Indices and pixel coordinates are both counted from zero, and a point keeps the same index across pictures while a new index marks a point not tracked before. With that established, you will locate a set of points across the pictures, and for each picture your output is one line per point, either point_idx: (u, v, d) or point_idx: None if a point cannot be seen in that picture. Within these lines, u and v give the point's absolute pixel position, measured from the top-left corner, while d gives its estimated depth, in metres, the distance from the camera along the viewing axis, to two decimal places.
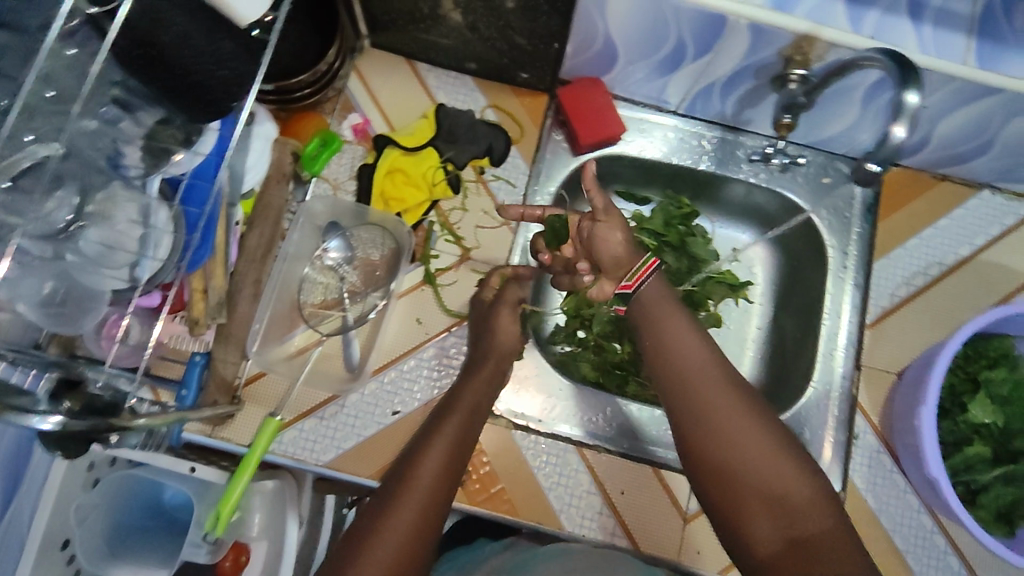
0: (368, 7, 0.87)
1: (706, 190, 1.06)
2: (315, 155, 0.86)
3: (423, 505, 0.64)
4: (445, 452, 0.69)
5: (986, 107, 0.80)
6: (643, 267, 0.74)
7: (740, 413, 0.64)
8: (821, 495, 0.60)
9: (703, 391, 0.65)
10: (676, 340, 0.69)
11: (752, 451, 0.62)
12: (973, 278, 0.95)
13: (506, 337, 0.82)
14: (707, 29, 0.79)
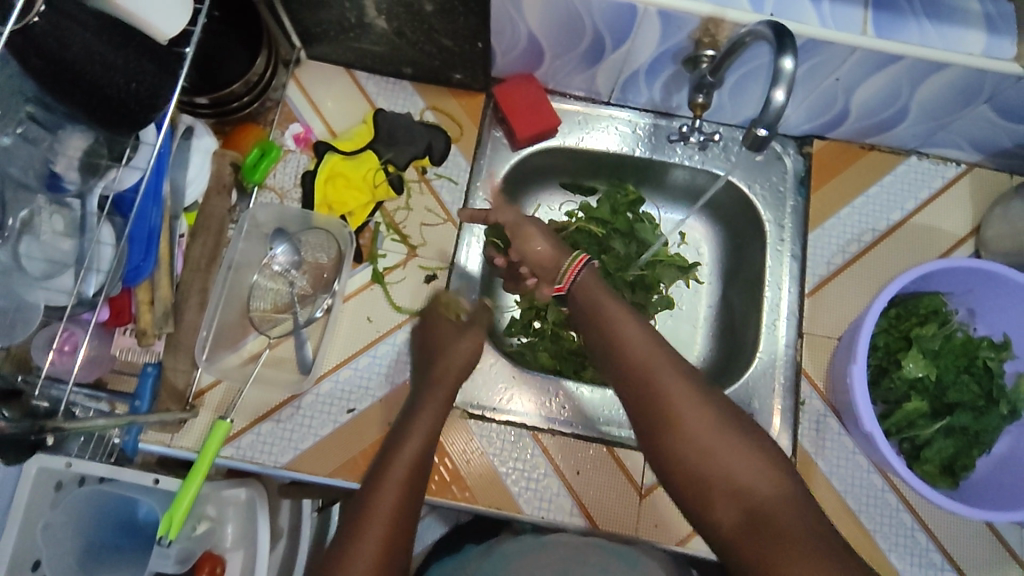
0: (299, 20, 0.90)
1: (648, 176, 1.09)
2: (255, 163, 0.90)
3: (396, 506, 0.67)
4: (416, 451, 0.73)
5: (894, 74, 0.84)
6: (573, 263, 0.84)
7: (688, 393, 0.70)
8: (767, 461, 0.66)
9: (657, 375, 0.72)
10: (624, 331, 0.76)
11: (702, 426, 0.68)
12: (906, 240, 0.99)
13: (457, 355, 0.84)
14: (620, 19, 0.82)
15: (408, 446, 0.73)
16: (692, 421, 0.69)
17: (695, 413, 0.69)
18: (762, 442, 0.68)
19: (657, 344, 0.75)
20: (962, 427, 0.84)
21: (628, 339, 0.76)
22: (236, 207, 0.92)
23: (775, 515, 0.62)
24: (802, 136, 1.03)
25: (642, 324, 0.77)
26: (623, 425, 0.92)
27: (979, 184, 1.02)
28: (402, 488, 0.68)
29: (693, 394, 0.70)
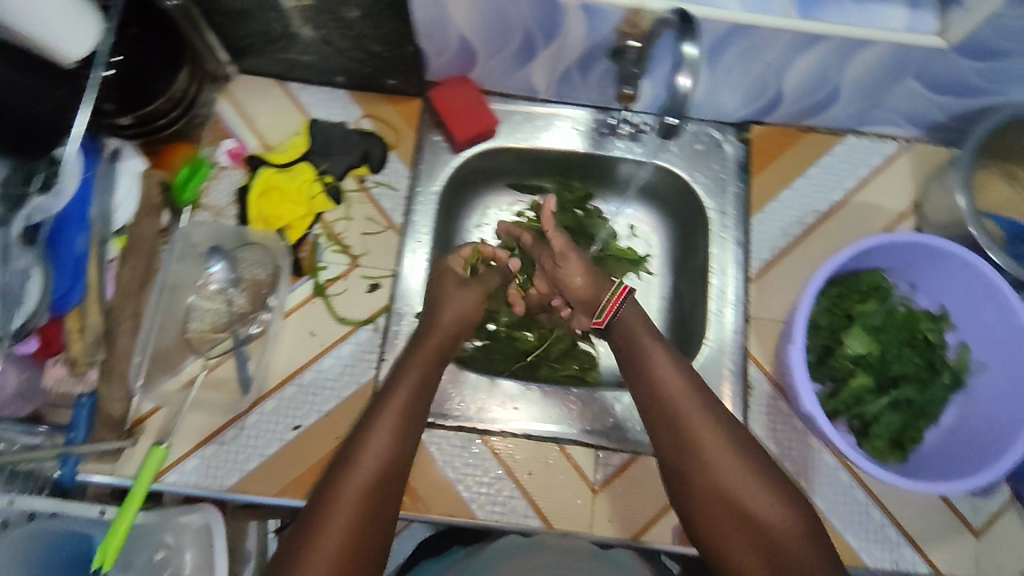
0: (223, 33, 0.88)
1: (595, 172, 1.09)
2: (185, 182, 0.91)
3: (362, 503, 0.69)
4: (388, 439, 0.73)
5: (822, 54, 0.83)
6: (613, 296, 0.86)
7: (712, 430, 0.75)
8: (790, 516, 0.71)
9: (685, 410, 0.76)
10: (656, 366, 0.79)
11: (724, 465, 0.73)
12: (848, 219, 0.99)
13: (448, 312, 0.86)
14: (545, 14, 0.81)
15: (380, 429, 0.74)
16: (715, 458, 0.73)
17: (721, 451, 0.73)
18: (787, 495, 0.72)
19: (687, 377, 0.78)
20: (907, 402, 0.85)
21: (658, 370, 0.79)
22: (169, 228, 0.91)
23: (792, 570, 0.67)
24: (740, 122, 1.03)
25: (674, 358, 0.80)
26: (575, 420, 0.92)
27: (922, 158, 1.01)
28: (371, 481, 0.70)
29: (720, 432, 0.75)
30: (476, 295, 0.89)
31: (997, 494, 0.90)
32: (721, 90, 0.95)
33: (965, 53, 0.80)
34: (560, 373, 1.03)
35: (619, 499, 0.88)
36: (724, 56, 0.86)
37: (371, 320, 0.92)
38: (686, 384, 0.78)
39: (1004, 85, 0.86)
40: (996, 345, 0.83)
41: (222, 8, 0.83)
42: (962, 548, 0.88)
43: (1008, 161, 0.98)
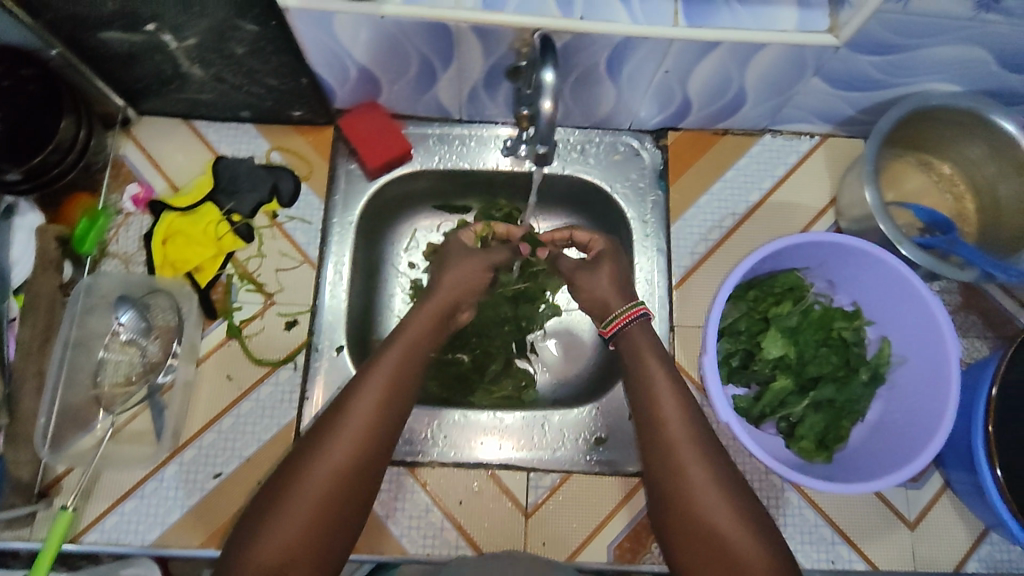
0: (113, 79, 0.87)
1: (519, 187, 1.05)
2: (83, 233, 0.88)
3: (338, 476, 0.70)
4: (373, 410, 0.74)
5: (720, 60, 0.82)
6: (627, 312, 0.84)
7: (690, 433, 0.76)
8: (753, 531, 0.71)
9: (667, 411, 0.78)
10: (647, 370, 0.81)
11: (696, 469, 0.74)
12: (766, 220, 0.99)
13: (454, 278, 0.88)
14: (436, 39, 0.79)
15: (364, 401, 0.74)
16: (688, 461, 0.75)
17: (694, 456, 0.75)
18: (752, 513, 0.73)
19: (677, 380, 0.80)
20: (828, 401, 0.85)
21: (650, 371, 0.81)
22: (72, 281, 0.89)
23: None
24: (656, 129, 1.02)
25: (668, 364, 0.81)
26: (503, 444, 0.91)
27: (837, 153, 1.01)
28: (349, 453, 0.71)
29: (696, 437, 0.76)
30: (477, 263, 0.89)
31: (929, 484, 0.90)
32: (629, 100, 0.94)
33: (862, 49, 0.79)
34: (493, 397, 1.00)
35: (552, 522, 0.87)
36: (623, 69, 0.85)
37: (289, 359, 0.90)
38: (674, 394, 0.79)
39: (909, 77, 0.86)
40: (912, 338, 0.84)
41: (106, 54, 0.82)
42: (898, 542, 0.88)
43: (920, 151, 0.98)
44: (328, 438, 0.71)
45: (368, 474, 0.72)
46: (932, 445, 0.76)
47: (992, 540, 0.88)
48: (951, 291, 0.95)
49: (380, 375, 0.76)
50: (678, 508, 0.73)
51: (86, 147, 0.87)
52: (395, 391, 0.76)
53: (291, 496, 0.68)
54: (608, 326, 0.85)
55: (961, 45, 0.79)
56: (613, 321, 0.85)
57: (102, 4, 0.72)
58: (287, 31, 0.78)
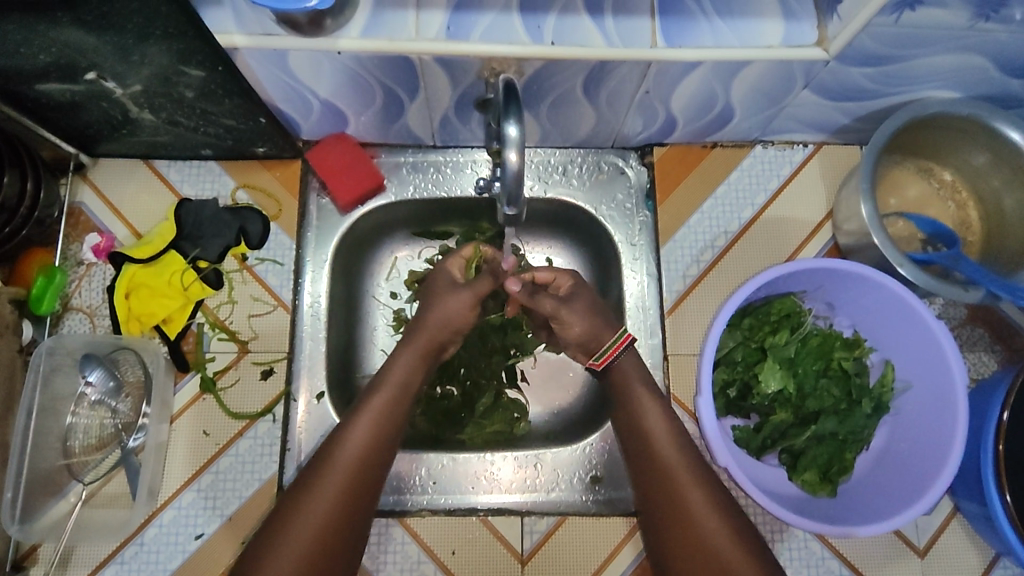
0: (61, 128, 0.82)
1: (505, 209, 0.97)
2: (40, 294, 0.84)
3: (332, 519, 0.66)
4: (363, 447, 0.71)
5: (702, 79, 0.77)
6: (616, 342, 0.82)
7: (687, 467, 0.73)
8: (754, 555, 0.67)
9: (660, 446, 0.75)
10: (638, 402, 0.78)
11: (699, 504, 0.70)
12: (760, 237, 0.95)
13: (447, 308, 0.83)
14: (399, 72, 0.74)
15: (356, 437, 0.71)
16: (690, 496, 0.71)
17: (694, 491, 0.71)
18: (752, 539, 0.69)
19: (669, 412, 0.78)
20: (830, 432, 0.81)
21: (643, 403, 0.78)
22: (33, 341, 0.86)
23: None
24: (641, 145, 0.97)
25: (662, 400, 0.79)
26: (495, 487, 0.88)
27: (832, 162, 0.97)
28: (342, 493, 0.68)
29: (694, 472, 0.73)
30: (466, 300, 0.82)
31: (938, 509, 0.86)
32: (609, 120, 0.89)
33: (853, 62, 0.74)
34: (487, 431, 0.91)
35: (549, 567, 0.85)
36: (601, 91, 0.80)
37: (267, 411, 0.86)
38: (669, 430, 0.76)
39: (906, 85, 0.80)
40: (916, 363, 0.81)
41: (50, 103, 0.77)
42: (909, 572, 0.85)
43: (920, 157, 0.93)
44: (320, 478, 0.68)
45: (360, 514, 0.69)
46: (940, 481, 0.74)
47: (1005, 564, 0.85)
48: (956, 305, 0.91)
49: (371, 410, 0.74)
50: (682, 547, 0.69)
51: (37, 200, 0.84)
52: (387, 424, 0.73)
53: (285, 540, 0.64)
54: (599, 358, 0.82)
55: (958, 53, 0.74)
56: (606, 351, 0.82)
57: (36, 57, 0.69)
58: (238, 73, 0.73)
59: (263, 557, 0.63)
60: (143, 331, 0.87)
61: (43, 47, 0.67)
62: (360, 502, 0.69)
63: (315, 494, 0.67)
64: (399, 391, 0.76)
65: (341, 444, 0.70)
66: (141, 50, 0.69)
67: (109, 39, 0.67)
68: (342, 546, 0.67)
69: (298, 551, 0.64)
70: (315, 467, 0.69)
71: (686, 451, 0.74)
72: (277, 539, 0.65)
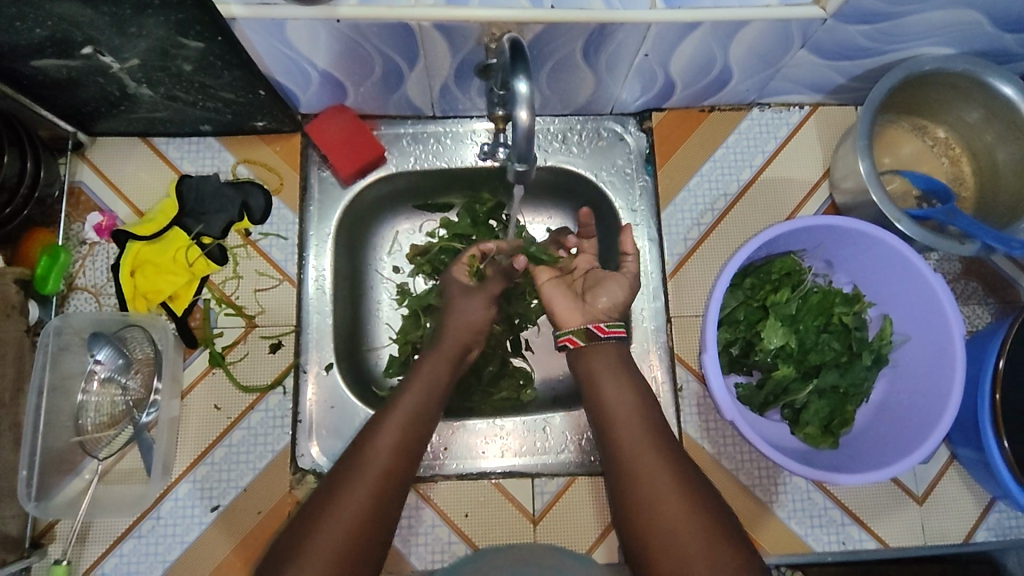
0: (57, 106, 0.82)
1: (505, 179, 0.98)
2: (45, 274, 0.84)
3: (371, 505, 0.67)
4: (395, 445, 0.72)
5: (700, 41, 0.78)
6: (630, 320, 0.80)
7: (658, 452, 0.71)
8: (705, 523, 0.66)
9: (630, 432, 0.73)
10: (608, 391, 0.77)
11: (667, 488, 0.68)
12: (759, 198, 0.96)
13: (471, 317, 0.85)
14: (399, 40, 0.74)
15: (389, 432, 0.73)
16: (660, 481, 0.69)
17: (663, 474, 0.69)
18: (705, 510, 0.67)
19: (640, 397, 0.77)
20: (832, 386, 0.83)
21: (614, 390, 0.77)
22: (39, 322, 0.85)
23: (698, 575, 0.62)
24: (640, 111, 0.97)
25: (631, 381, 0.78)
26: (506, 451, 0.89)
27: (828, 123, 0.98)
28: (378, 485, 0.68)
29: (665, 456, 0.71)
30: (481, 301, 0.86)
31: (936, 457, 0.89)
32: (607, 86, 0.89)
33: (848, 20, 0.75)
34: (495, 398, 0.93)
35: (560, 526, 0.87)
36: (600, 56, 0.81)
37: (277, 384, 0.87)
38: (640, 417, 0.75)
39: (900, 43, 0.81)
40: (914, 317, 0.84)
41: (46, 80, 0.77)
42: (909, 519, 0.87)
43: (914, 115, 0.95)
44: (356, 470, 0.69)
45: (392, 507, 0.69)
46: (941, 429, 0.76)
47: (1000, 508, 0.88)
48: (951, 259, 0.93)
49: (405, 405, 0.75)
50: (656, 533, 0.66)
51: (36, 180, 0.83)
52: (417, 423, 0.75)
53: (323, 531, 0.64)
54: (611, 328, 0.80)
55: (952, 9, 0.74)
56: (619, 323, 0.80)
57: (31, 32, 0.68)
58: (237, 45, 0.73)
59: (302, 546, 0.63)
60: (150, 309, 0.88)
61: (37, 21, 0.66)
62: (391, 495, 0.69)
63: (351, 485, 0.67)
64: (428, 391, 0.78)
65: (375, 439, 0.71)
66: (137, 23, 0.68)
67: (106, 11, 0.66)
68: (372, 537, 0.66)
69: (332, 539, 0.64)
70: (350, 461, 0.70)
71: (647, 425, 0.74)
72: (314, 528, 0.64)
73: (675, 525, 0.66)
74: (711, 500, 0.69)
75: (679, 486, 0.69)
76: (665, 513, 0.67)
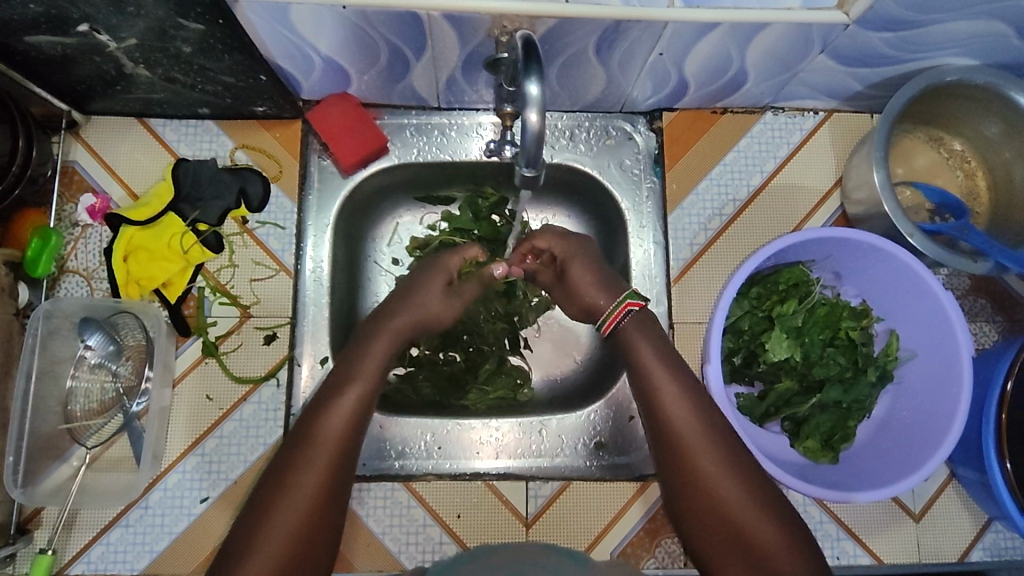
0: (51, 82, 0.79)
1: (510, 175, 0.96)
2: (36, 257, 0.82)
3: (330, 473, 0.63)
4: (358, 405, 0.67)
5: (717, 42, 0.75)
6: (618, 309, 0.76)
7: (706, 441, 0.66)
8: (728, 477, 0.65)
9: (672, 417, 0.68)
10: (642, 361, 0.72)
11: (718, 477, 0.65)
12: (768, 205, 0.94)
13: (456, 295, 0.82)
14: (405, 28, 0.71)
15: (341, 409, 0.66)
16: (726, 489, 0.64)
17: (728, 479, 0.65)
18: (734, 463, 0.66)
19: (677, 372, 0.71)
20: (835, 401, 0.82)
21: (659, 384, 0.70)
22: (30, 304, 0.84)
23: (728, 520, 0.63)
24: (650, 110, 0.95)
25: (661, 348, 0.73)
26: (500, 453, 0.89)
27: (842, 130, 0.96)
28: (333, 465, 0.63)
29: (705, 437, 0.66)
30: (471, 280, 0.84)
31: (935, 475, 0.88)
32: (620, 83, 0.86)
33: (870, 26, 0.72)
34: (490, 398, 0.90)
35: (553, 531, 0.86)
36: (613, 53, 0.78)
37: (271, 375, 0.85)
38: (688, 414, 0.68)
39: (923, 52, 0.79)
40: (922, 334, 0.82)
41: (39, 56, 0.74)
42: (904, 536, 0.87)
43: (930, 126, 0.93)
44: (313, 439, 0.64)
45: (342, 495, 0.64)
46: (942, 449, 0.75)
47: (996, 528, 0.87)
48: (960, 275, 0.91)
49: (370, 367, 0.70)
50: (727, 541, 0.64)
51: (29, 160, 0.80)
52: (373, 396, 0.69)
53: (288, 496, 0.61)
54: (606, 323, 0.76)
55: (976, 19, 0.72)
56: (612, 314, 0.76)
57: (24, 7, 0.65)
58: (237, 28, 0.71)
59: (253, 534, 0.60)
60: (142, 296, 0.86)
61: None
62: (345, 471, 0.64)
63: (297, 474, 0.62)
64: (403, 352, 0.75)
65: (334, 405, 0.66)
66: (135, 2, 0.66)
67: None
68: (322, 530, 0.62)
69: (276, 541, 0.59)
70: (305, 432, 0.65)
71: (682, 382, 0.70)
72: (264, 516, 0.60)
73: (741, 527, 0.63)
74: (778, 498, 0.65)
75: (718, 466, 0.65)
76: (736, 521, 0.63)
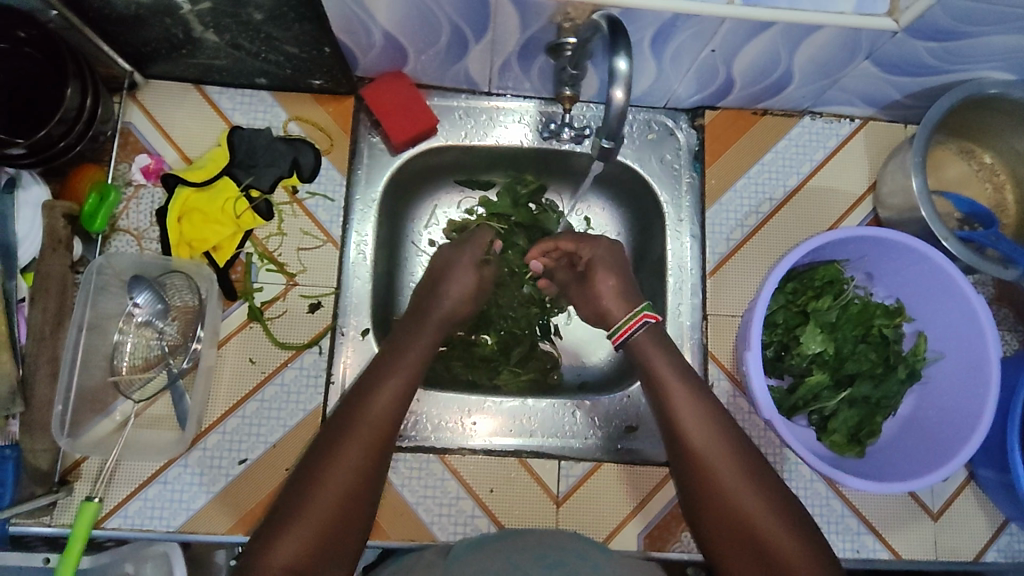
0: (119, 42, 0.81)
1: (552, 163, 0.98)
2: (93, 211, 0.83)
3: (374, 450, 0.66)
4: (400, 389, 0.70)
5: (768, 42, 0.78)
6: (633, 319, 0.79)
7: (719, 445, 0.70)
8: (741, 478, 0.68)
9: (684, 421, 0.71)
10: (656, 369, 0.75)
11: (731, 478, 0.68)
12: (803, 206, 0.96)
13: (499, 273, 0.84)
14: (471, 9, 0.74)
15: (382, 393, 0.70)
16: (738, 488, 0.68)
17: (742, 481, 0.68)
18: (746, 465, 0.69)
19: (689, 379, 0.75)
20: (864, 396, 0.85)
21: (673, 391, 0.73)
22: (82, 260, 0.85)
23: (743, 519, 0.66)
24: (692, 108, 0.98)
25: (672, 353, 0.77)
26: (533, 432, 0.90)
27: (876, 137, 0.98)
28: (377, 442, 0.66)
29: (717, 440, 0.70)
30: None
31: (955, 476, 0.91)
32: (669, 78, 0.89)
33: (919, 35, 0.75)
34: (521, 379, 0.94)
35: (583, 511, 0.87)
36: (667, 47, 0.80)
37: (314, 343, 0.87)
38: (706, 419, 0.72)
39: (963, 64, 0.82)
40: (951, 336, 0.85)
41: (112, 15, 0.76)
42: (922, 533, 0.89)
43: (962, 138, 0.96)
44: (360, 418, 0.67)
45: (383, 471, 0.67)
46: (967, 448, 0.78)
47: (1011, 530, 0.89)
48: (986, 283, 0.94)
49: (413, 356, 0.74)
50: (742, 540, 0.67)
51: (93, 117, 0.82)
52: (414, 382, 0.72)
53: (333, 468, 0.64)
54: (620, 332, 0.79)
55: (1017, 34, 0.75)
56: (628, 323, 0.79)
57: None
58: None
59: (299, 502, 0.63)
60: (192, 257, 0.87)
61: None
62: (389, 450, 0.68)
63: (341, 450, 0.65)
64: None
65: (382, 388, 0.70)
66: None
67: None
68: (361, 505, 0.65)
69: (315, 516, 0.62)
70: (352, 413, 0.68)
71: (693, 388, 0.74)
72: (312, 485, 0.63)
73: (755, 526, 0.66)
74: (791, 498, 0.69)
75: (730, 468, 0.69)
76: (750, 521, 0.66)
